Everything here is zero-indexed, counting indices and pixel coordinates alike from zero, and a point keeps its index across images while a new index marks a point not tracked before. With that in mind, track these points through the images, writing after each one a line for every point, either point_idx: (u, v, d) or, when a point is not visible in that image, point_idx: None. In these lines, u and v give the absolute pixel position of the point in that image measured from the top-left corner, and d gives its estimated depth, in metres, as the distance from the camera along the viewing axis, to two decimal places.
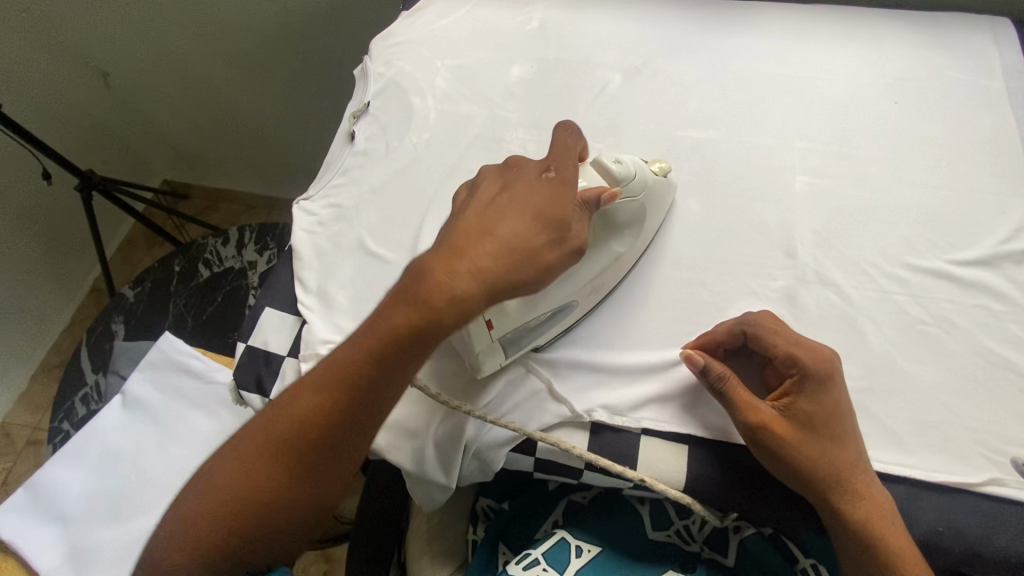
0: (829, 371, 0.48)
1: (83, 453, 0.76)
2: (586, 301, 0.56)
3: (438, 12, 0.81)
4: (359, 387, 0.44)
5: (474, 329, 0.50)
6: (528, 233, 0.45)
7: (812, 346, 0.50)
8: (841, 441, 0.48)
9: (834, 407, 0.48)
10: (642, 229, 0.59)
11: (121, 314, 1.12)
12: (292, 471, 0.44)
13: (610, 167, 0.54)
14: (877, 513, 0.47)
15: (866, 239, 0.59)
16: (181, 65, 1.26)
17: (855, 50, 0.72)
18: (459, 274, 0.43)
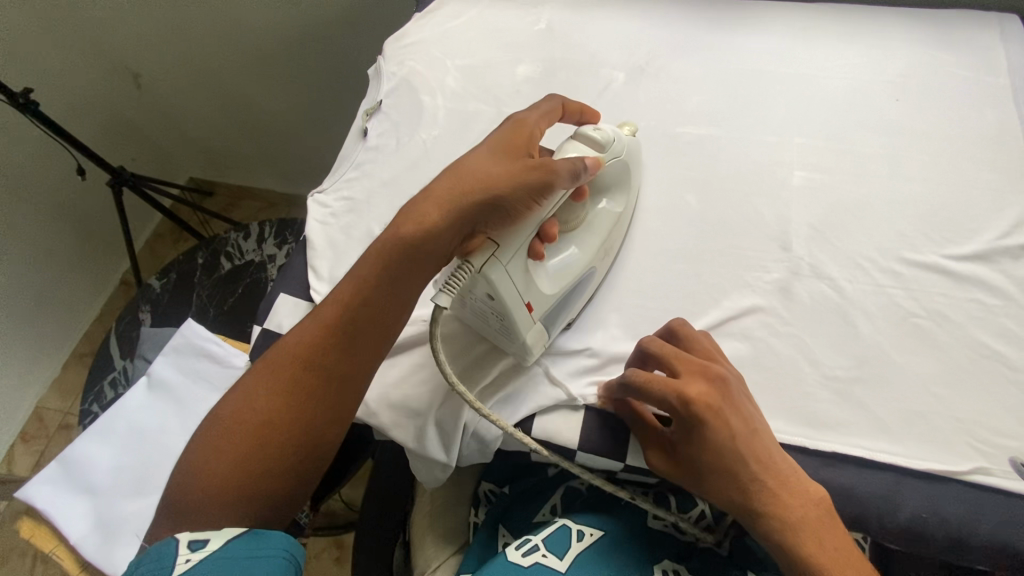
0: (692, 415, 0.46)
1: (111, 431, 0.81)
2: (603, 263, 0.60)
3: (449, 14, 0.84)
4: (351, 310, 0.51)
5: (520, 317, 0.51)
6: (497, 176, 0.50)
7: (682, 388, 0.47)
8: (726, 476, 0.46)
9: (712, 447, 0.46)
10: (630, 189, 0.62)
11: (148, 303, 1.18)
12: (293, 391, 0.50)
13: (590, 135, 0.55)
14: (786, 525, 0.45)
15: (861, 233, 0.60)
16: (205, 66, 1.31)
17: (858, 48, 0.73)
18: (430, 208, 0.50)
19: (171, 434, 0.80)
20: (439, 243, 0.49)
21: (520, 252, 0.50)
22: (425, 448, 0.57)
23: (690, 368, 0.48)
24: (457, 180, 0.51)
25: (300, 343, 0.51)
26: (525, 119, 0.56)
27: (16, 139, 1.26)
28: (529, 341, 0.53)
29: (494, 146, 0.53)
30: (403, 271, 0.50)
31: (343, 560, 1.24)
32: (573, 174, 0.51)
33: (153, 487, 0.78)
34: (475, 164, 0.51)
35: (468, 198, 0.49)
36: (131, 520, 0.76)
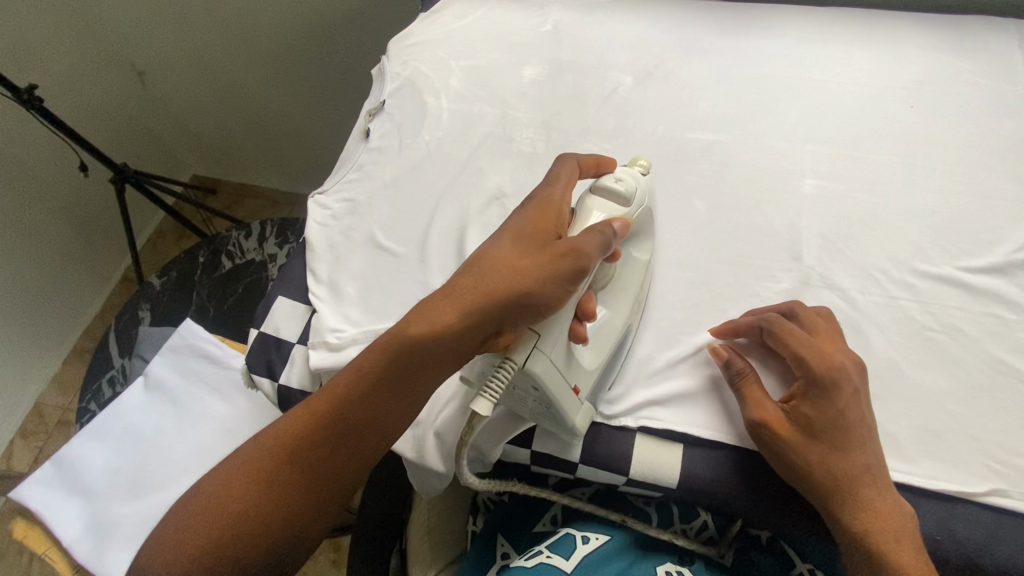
0: (836, 373, 0.48)
1: (108, 431, 0.80)
2: (637, 318, 0.56)
3: (454, 14, 0.83)
4: (349, 408, 0.48)
5: (568, 403, 0.48)
6: (525, 272, 0.46)
7: (833, 353, 0.49)
8: (839, 451, 0.47)
9: (844, 415, 0.47)
10: (651, 238, 0.59)
11: (147, 301, 1.17)
12: (274, 486, 0.47)
13: (613, 188, 0.53)
14: (887, 531, 0.46)
15: (874, 244, 0.59)
16: (210, 65, 1.31)
17: (873, 54, 0.71)
18: (447, 308, 0.46)
19: (169, 436, 0.79)
20: (466, 337, 0.46)
21: (560, 342, 0.46)
22: (424, 457, 0.56)
23: (836, 340, 0.51)
24: (484, 273, 0.47)
25: (304, 414, 0.48)
26: (552, 195, 0.52)
27: (18, 136, 1.26)
28: (578, 425, 0.50)
29: (519, 229, 0.49)
30: (407, 372, 0.47)
31: (339, 563, 1.23)
32: (604, 244, 0.48)
33: (148, 489, 0.77)
34: (499, 254, 0.48)
35: (496, 294, 0.45)
36: (124, 523, 0.75)
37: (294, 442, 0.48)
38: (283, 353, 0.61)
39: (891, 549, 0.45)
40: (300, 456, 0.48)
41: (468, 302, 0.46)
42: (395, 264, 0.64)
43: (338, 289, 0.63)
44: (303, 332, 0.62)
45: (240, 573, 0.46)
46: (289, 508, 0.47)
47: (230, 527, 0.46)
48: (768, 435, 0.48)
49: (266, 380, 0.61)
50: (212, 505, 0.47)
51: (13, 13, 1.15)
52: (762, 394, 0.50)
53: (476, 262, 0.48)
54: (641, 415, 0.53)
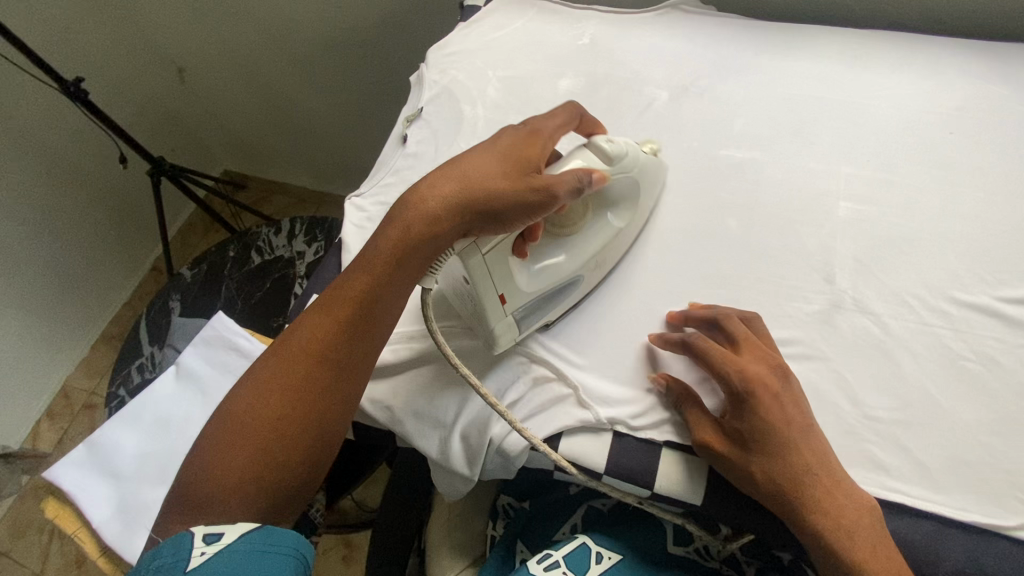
0: (756, 384, 0.50)
1: (139, 416, 0.82)
2: (592, 274, 0.61)
3: (493, 25, 0.84)
4: (360, 304, 0.54)
5: (489, 306, 0.54)
6: (498, 178, 0.53)
7: (750, 363, 0.51)
8: (777, 459, 0.48)
9: (769, 422, 0.49)
10: (637, 206, 0.63)
11: (178, 292, 1.20)
12: (301, 386, 0.52)
13: (601, 147, 0.59)
14: (842, 529, 0.46)
15: (909, 270, 0.58)
16: (248, 65, 1.34)
17: (912, 77, 0.70)
18: (431, 202, 0.53)
19: (196, 425, 0.81)
20: (444, 238, 0.53)
21: (498, 248, 0.54)
22: (450, 461, 0.57)
23: (758, 349, 0.53)
24: (460, 173, 0.54)
25: (321, 320, 0.54)
26: (537, 125, 0.58)
27: (62, 126, 1.31)
28: (500, 331, 0.55)
29: (506, 148, 0.55)
30: (410, 264, 0.53)
31: (351, 559, 1.25)
32: (576, 187, 0.54)
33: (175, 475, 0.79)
34: (481, 161, 0.54)
35: (467, 194, 0.52)
36: (150, 507, 0.77)
37: (314, 345, 0.53)
38: None
39: (844, 547, 0.46)
40: (319, 354, 0.53)
41: (448, 194, 0.53)
42: None
43: None
44: None
45: (281, 471, 0.51)
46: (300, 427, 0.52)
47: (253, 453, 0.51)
48: (711, 454, 0.50)
49: None
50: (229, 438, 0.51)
51: (63, 9, 1.20)
52: (699, 412, 0.52)
53: (457, 163, 0.55)
54: (661, 429, 0.54)
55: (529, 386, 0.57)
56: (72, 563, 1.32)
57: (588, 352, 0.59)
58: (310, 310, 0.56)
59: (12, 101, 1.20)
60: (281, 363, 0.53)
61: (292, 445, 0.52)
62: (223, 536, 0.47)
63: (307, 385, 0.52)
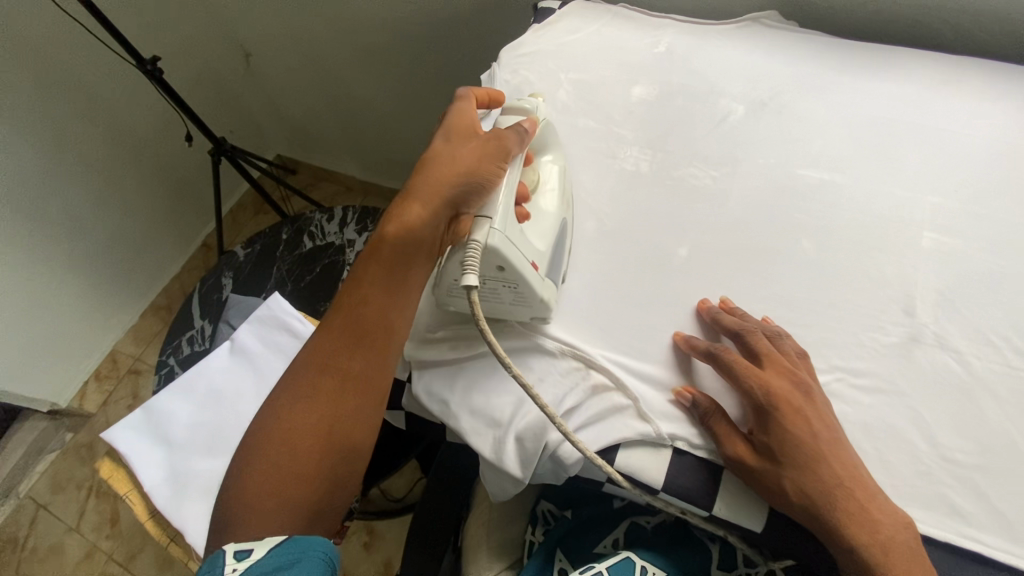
0: (778, 397, 0.50)
1: (192, 388, 0.85)
2: (570, 214, 0.65)
3: (567, 28, 0.84)
4: (358, 310, 0.57)
5: (532, 276, 0.55)
6: (462, 160, 0.57)
7: (771, 376, 0.51)
8: (806, 472, 0.47)
9: (792, 435, 0.48)
10: (560, 143, 0.68)
11: (231, 269, 1.24)
12: (314, 398, 0.54)
13: (520, 107, 0.64)
14: (877, 543, 0.45)
15: (994, 308, 0.56)
16: (312, 53, 1.38)
17: (1008, 108, 0.67)
18: (410, 204, 0.57)
19: (246, 401, 0.83)
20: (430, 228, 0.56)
21: (508, 217, 0.55)
22: (502, 459, 0.56)
23: (785, 364, 0.52)
24: (423, 172, 0.58)
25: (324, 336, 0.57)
26: (462, 111, 0.62)
27: (133, 103, 1.37)
28: (546, 297, 0.57)
29: (449, 137, 0.60)
30: (400, 262, 0.57)
31: (371, 546, 1.26)
32: (521, 138, 0.59)
33: (223, 449, 0.81)
34: (438, 156, 0.59)
35: (433, 187, 0.56)
36: (198, 477, 0.79)
37: (321, 359, 0.56)
38: None
39: (879, 562, 0.45)
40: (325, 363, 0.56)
41: (421, 192, 0.57)
42: None
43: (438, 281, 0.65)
44: None
45: (306, 483, 0.52)
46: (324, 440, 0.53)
47: (279, 472, 0.52)
48: (743, 469, 0.50)
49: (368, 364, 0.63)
50: (258, 451, 0.54)
51: None
52: (727, 425, 0.52)
53: (420, 167, 0.59)
54: (697, 439, 0.53)
55: (586, 393, 0.57)
56: (106, 521, 1.37)
57: (652, 363, 0.58)
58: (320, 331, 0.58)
59: (91, 75, 1.26)
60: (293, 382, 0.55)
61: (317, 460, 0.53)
62: (253, 552, 0.49)
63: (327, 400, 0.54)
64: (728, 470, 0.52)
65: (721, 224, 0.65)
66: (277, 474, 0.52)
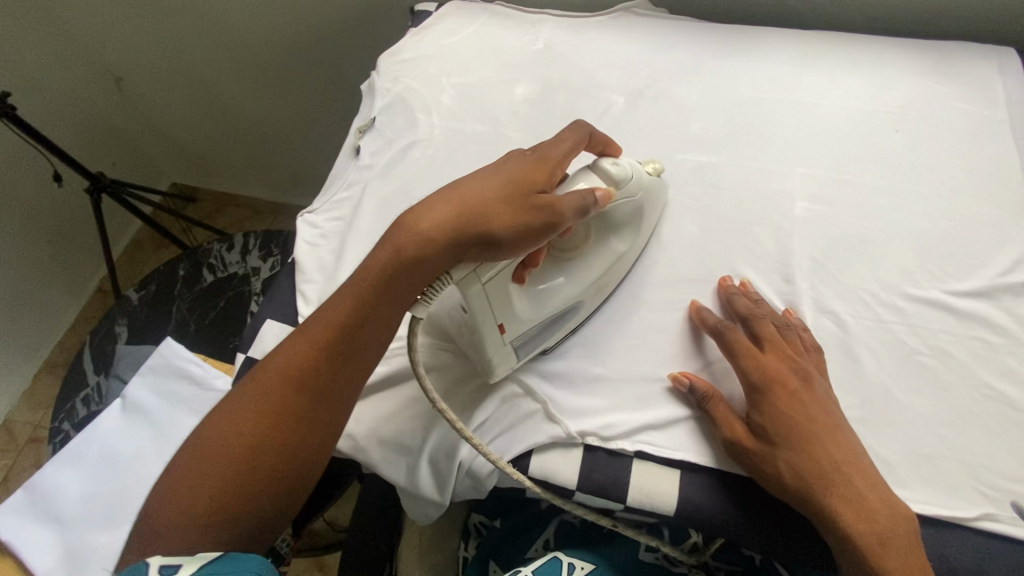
0: (773, 379, 0.51)
1: (82, 456, 0.76)
2: (592, 299, 0.59)
3: (445, 30, 0.82)
4: (343, 328, 0.49)
5: (489, 333, 0.51)
6: (497, 206, 0.49)
7: (771, 360, 0.52)
8: (799, 455, 0.48)
9: (786, 416, 0.50)
10: (640, 231, 0.61)
11: (125, 316, 1.13)
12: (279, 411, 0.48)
13: (608, 168, 0.55)
14: (872, 533, 0.45)
15: (863, 267, 0.59)
16: (193, 73, 1.28)
17: (858, 77, 0.72)
18: (424, 223, 0.48)
19: (146, 461, 0.76)
20: (430, 262, 0.48)
21: (501, 271, 0.50)
22: (417, 487, 0.55)
23: (785, 347, 0.53)
24: (456, 195, 0.50)
25: (300, 346, 0.49)
26: (547, 151, 0.54)
27: None
28: (495, 360, 0.53)
29: (509, 172, 0.51)
30: (393, 293, 0.49)
31: None
32: (579, 210, 0.51)
33: (124, 517, 0.74)
34: (479, 186, 0.50)
35: (454, 211, 0.48)
36: (99, 552, 0.72)
37: (294, 370, 0.49)
38: None
39: (875, 551, 0.45)
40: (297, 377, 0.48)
41: (444, 220, 0.48)
42: None
43: None
44: None
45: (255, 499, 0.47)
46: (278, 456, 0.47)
47: (222, 486, 0.46)
48: (739, 451, 0.50)
49: None
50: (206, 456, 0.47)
51: None
52: (723, 405, 0.52)
53: (461, 189, 0.50)
54: (606, 433, 0.53)
55: (496, 403, 0.56)
56: None
57: (559, 364, 0.58)
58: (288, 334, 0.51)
59: None
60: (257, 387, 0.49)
61: (269, 478, 0.47)
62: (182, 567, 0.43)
63: (284, 414, 0.48)
64: (725, 458, 0.52)
65: None
66: (227, 484, 0.46)
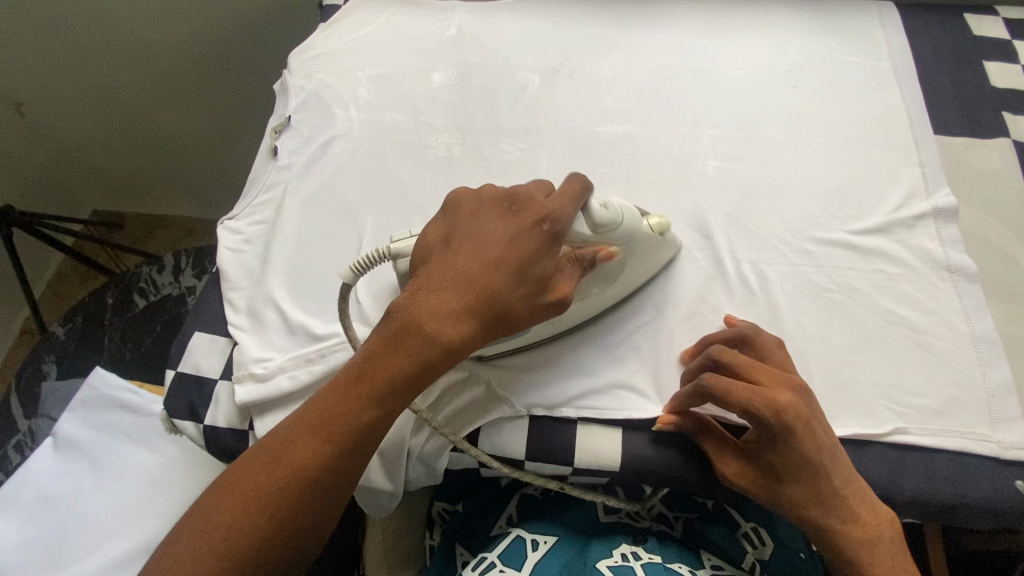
0: (786, 420, 0.46)
1: (12, 503, 0.71)
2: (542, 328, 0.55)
3: (356, 24, 0.81)
4: (357, 423, 0.43)
5: None
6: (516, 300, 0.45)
7: (777, 395, 0.46)
8: (802, 486, 0.47)
9: (802, 456, 0.46)
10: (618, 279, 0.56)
11: (53, 353, 1.07)
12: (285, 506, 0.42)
13: (593, 212, 0.51)
14: (863, 543, 0.47)
15: (772, 217, 0.63)
16: (105, 84, 1.18)
17: (756, 40, 0.76)
18: (441, 320, 0.44)
19: (86, 497, 0.72)
20: (453, 353, 0.45)
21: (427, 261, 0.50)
22: (371, 478, 0.55)
23: (775, 374, 0.48)
24: (469, 283, 0.45)
25: (308, 439, 0.43)
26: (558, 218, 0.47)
27: None
28: None
29: (524, 257, 0.46)
30: (411, 383, 0.44)
31: None
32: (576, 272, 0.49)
33: (66, 560, 0.68)
34: (489, 273, 0.45)
35: (474, 299, 0.44)
36: None
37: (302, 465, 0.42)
38: (205, 393, 0.56)
39: (866, 560, 0.47)
40: (310, 476, 0.42)
41: (461, 308, 0.44)
42: (319, 284, 0.61)
43: (259, 317, 0.59)
44: (225, 367, 0.57)
45: None
46: (277, 552, 0.42)
47: None
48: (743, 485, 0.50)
49: (189, 423, 0.56)
50: (193, 553, 0.41)
51: None
52: (719, 433, 0.52)
53: (478, 275, 0.45)
54: (550, 402, 0.55)
55: (445, 382, 0.55)
56: None
57: None
58: (287, 423, 0.44)
59: None
60: (257, 476, 0.42)
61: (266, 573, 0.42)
62: None
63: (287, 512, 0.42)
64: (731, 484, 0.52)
65: None
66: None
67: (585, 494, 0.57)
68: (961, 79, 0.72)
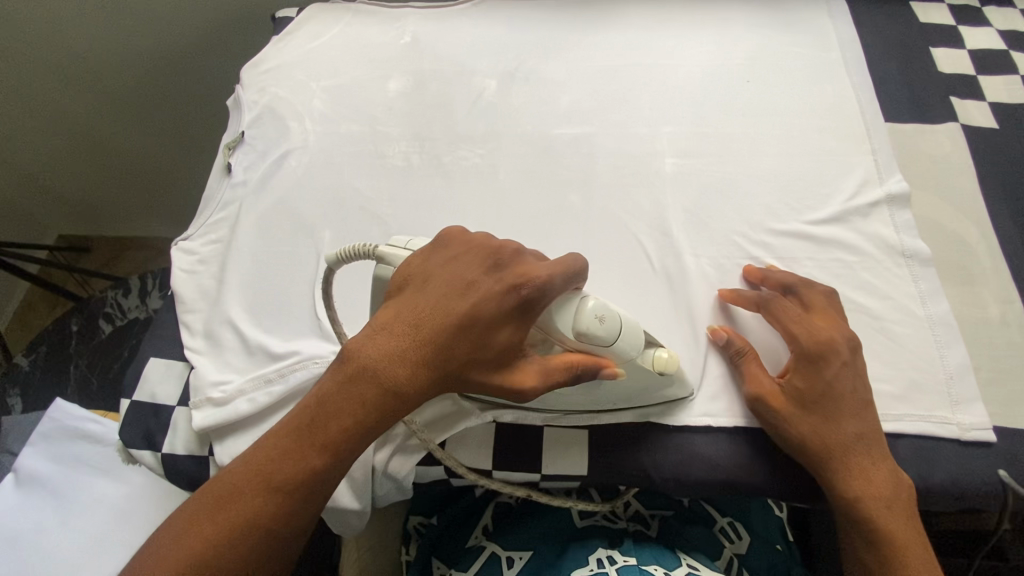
0: (825, 347, 0.50)
1: None
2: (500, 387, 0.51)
3: (309, 35, 0.80)
4: (311, 475, 0.42)
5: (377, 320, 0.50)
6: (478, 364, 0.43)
7: (821, 328, 0.51)
8: (829, 424, 0.48)
9: (835, 390, 0.49)
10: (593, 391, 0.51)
11: (17, 385, 1.04)
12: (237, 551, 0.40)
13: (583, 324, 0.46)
14: (878, 498, 0.47)
15: (730, 211, 0.63)
16: (60, 104, 1.13)
17: (709, 36, 0.76)
18: (400, 372, 0.41)
19: (48, 535, 0.69)
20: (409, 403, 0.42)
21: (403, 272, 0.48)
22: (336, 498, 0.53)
23: (833, 318, 0.52)
24: (432, 340, 0.42)
25: (260, 485, 0.41)
26: (541, 292, 0.43)
27: None
28: None
29: (495, 322, 0.43)
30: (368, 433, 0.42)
31: None
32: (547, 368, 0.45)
33: None
34: (458, 335, 0.42)
35: (434, 355, 0.42)
36: None
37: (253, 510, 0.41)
38: (163, 420, 0.55)
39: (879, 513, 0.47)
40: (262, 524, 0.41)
41: (420, 360, 0.42)
42: (276, 301, 0.60)
43: (216, 338, 0.58)
44: (182, 393, 0.56)
45: None
46: None
47: None
48: (765, 409, 0.50)
49: (146, 452, 0.54)
50: None
51: None
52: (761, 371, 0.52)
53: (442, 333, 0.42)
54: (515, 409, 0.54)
55: None
56: None
57: None
58: (241, 467, 0.42)
59: None
60: (210, 521, 0.41)
61: None
62: None
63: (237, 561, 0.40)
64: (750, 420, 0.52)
65: (493, 200, 0.65)
66: None
67: (552, 501, 0.56)
68: (909, 66, 0.73)
